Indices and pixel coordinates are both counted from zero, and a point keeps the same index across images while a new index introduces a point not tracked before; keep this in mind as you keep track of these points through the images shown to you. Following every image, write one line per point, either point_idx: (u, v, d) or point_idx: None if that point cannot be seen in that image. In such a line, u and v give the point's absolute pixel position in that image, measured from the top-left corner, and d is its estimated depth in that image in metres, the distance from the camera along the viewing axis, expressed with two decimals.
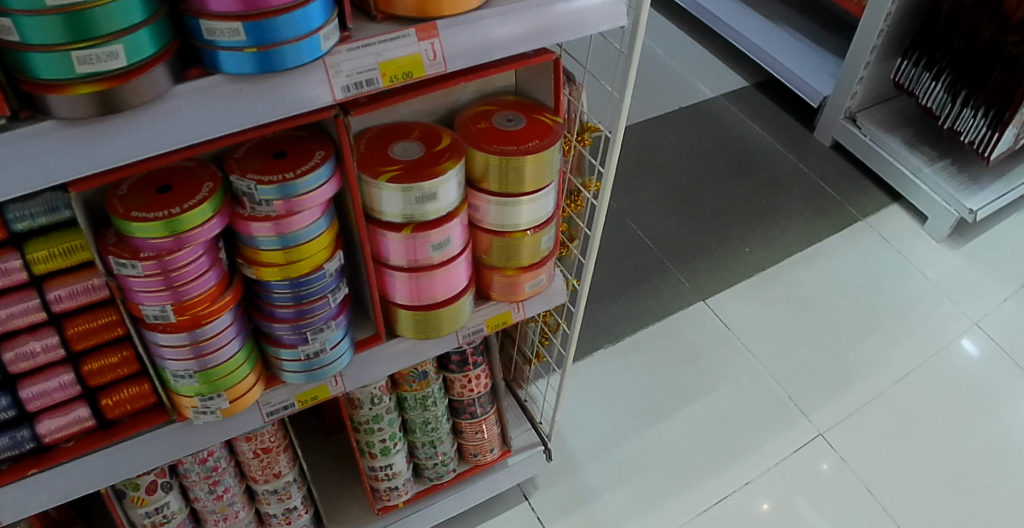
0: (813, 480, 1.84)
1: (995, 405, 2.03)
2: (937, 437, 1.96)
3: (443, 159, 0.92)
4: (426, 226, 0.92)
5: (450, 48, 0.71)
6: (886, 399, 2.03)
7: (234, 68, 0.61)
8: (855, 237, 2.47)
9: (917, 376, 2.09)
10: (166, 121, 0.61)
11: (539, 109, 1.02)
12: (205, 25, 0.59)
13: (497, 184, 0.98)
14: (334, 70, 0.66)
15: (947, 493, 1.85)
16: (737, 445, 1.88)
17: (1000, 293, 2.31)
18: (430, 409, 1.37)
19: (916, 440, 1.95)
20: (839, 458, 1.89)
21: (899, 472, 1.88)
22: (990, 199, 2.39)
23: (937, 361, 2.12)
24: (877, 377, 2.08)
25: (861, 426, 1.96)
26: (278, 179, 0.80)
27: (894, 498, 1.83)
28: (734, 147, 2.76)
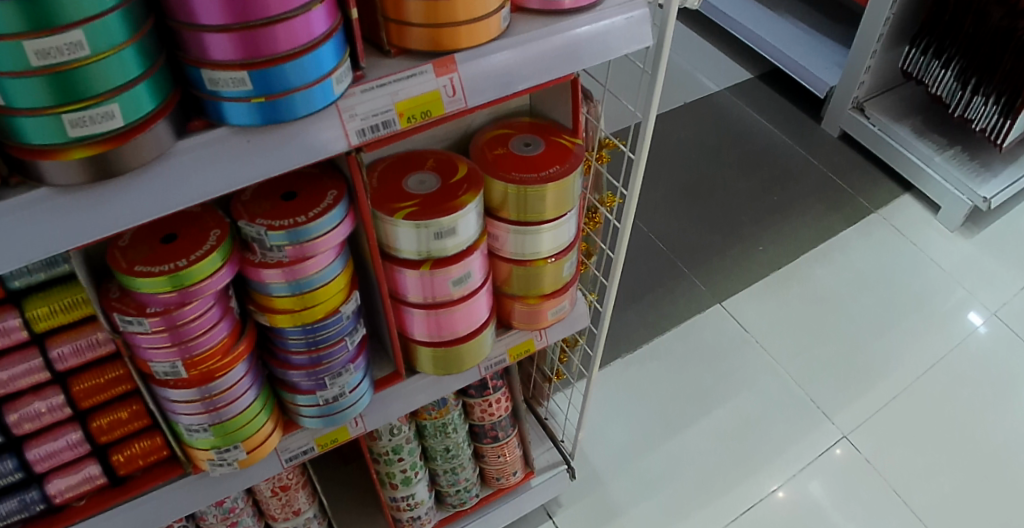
0: (839, 484, 1.79)
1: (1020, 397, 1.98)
2: (963, 433, 1.91)
3: (461, 191, 0.87)
4: (444, 263, 0.87)
5: (470, 82, 0.67)
6: (909, 396, 1.97)
7: (242, 119, 0.57)
8: (869, 231, 2.40)
9: (940, 370, 2.03)
10: (171, 180, 0.57)
11: (557, 130, 0.98)
12: (207, 75, 0.55)
13: (516, 213, 0.93)
14: (348, 114, 0.62)
15: (976, 491, 1.80)
16: (763, 449, 1.84)
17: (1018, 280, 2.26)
18: (451, 435, 1.33)
19: (942, 437, 1.90)
20: (865, 460, 1.83)
21: (926, 471, 1.83)
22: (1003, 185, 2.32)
23: (959, 354, 2.06)
24: (899, 373, 2.03)
25: (886, 425, 1.91)
26: (289, 223, 0.75)
27: (922, 499, 1.78)
28: (741, 142, 2.70)
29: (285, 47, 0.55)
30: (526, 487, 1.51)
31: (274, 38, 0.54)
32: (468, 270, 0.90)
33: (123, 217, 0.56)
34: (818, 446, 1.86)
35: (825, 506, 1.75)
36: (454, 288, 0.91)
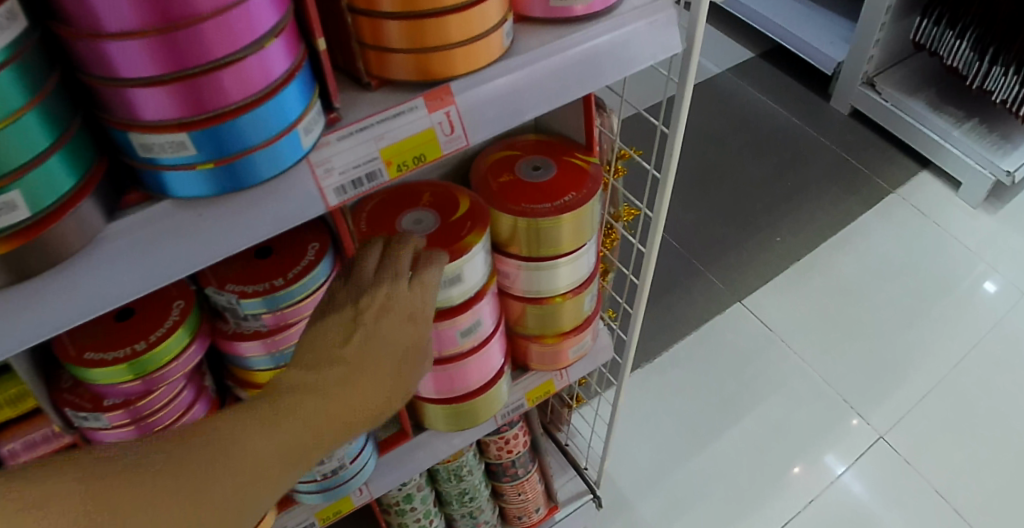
0: (884, 488, 1.60)
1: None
2: (1007, 421, 1.71)
3: (464, 230, 0.75)
4: (449, 314, 0.76)
5: (471, 115, 0.55)
6: (949, 386, 1.76)
7: (189, 191, 0.46)
8: (887, 211, 2.13)
9: (977, 357, 1.81)
10: (104, 272, 0.45)
11: (569, 148, 0.86)
12: (138, 139, 0.43)
13: (528, 248, 0.81)
14: (324, 169, 0.50)
15: None
16: (796, 449, 1.66)
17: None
18: (466, 478, 1.20)
19: (986, 430, 1.69)
20: (904, 462, 1.64)
21: (972, 470, 1.63)
22: None
23: (998, 335, 1.85)
24: (935, 360, 1.81)
25: (926, 420, 1.71)
26: (265, 287, 0.64)
27: (968, 498, 1.59)
28: (754, 118, 2.40)
29: (235, 98, 0.43)
30: (551, 522, 1.41)
31: (221, 86, 0.42)
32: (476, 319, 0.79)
33: (46, 324, 0.44)
34: (857, 447, 1.66)
35: (868, 504, 1.58)
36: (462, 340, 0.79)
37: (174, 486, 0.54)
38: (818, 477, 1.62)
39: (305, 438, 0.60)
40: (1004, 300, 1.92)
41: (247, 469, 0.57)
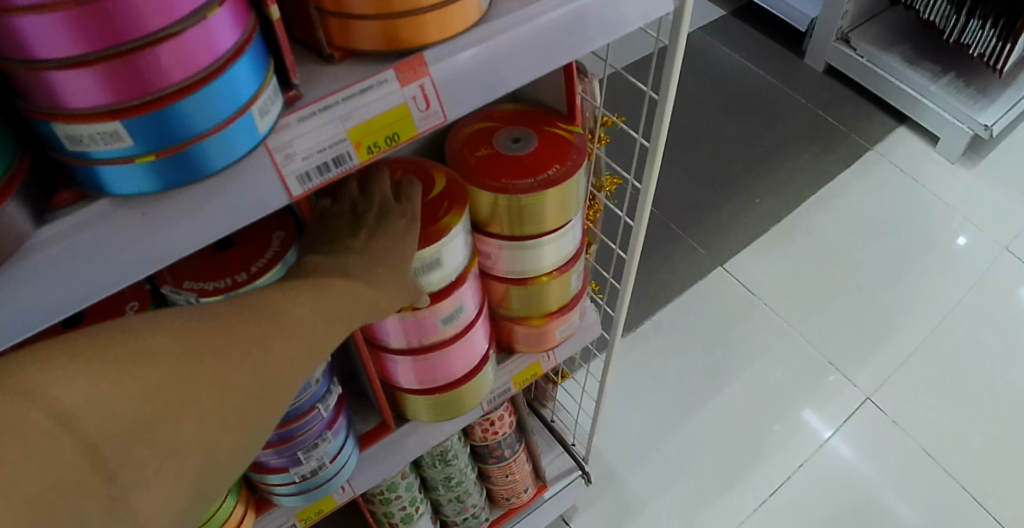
0: (873, 450, 1.60)
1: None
2: (989, 376, 1.71)
3: (441, 210, 0.70)
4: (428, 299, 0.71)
5: (448, 87, 0.50)
6: (932, 345, 1.76)
7: (130, 189, 0.40)
8: (867, 168, 2.11)
9: (958, 315, 1.81)
10: (36, 287, 0.40)
11: (550, 118, 0.81)
12: (64, 130, 0.37)
13: (510, 226, 0.76)
14: (284, 154, 0.45)
15: (1013, 441, 1.62)
16: (780, 408, 1.66)
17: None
18: (451, 463, 1.16)
19: (970, 386, 1.70)
20: (891, 422, 1.63)
21: (957, 427, 1.63)
22: (1004, 110, 2.04)
23: (980, 290, 1.85)
24: (918, 318, 1.80)
25: (910, 379, 1.70)
26: (226, 283, 0.58)
27: (955, 455, 1.59)
28: (730, 75, 2.33)
29: (176, 78, 0.37)
30: (540, 501, 1.38)
31: (161, 64, 0.36)
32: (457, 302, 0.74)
33: None
34: (845, 410, 1.66)
35: (856, 462, 1.58)
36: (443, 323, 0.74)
37: (190, 379, 0.43)
38: (807, 442, 1.61)
39: (314, 329, 0.51)
40: (984, 254, 1.91)
41: (262, 353, 0.47)
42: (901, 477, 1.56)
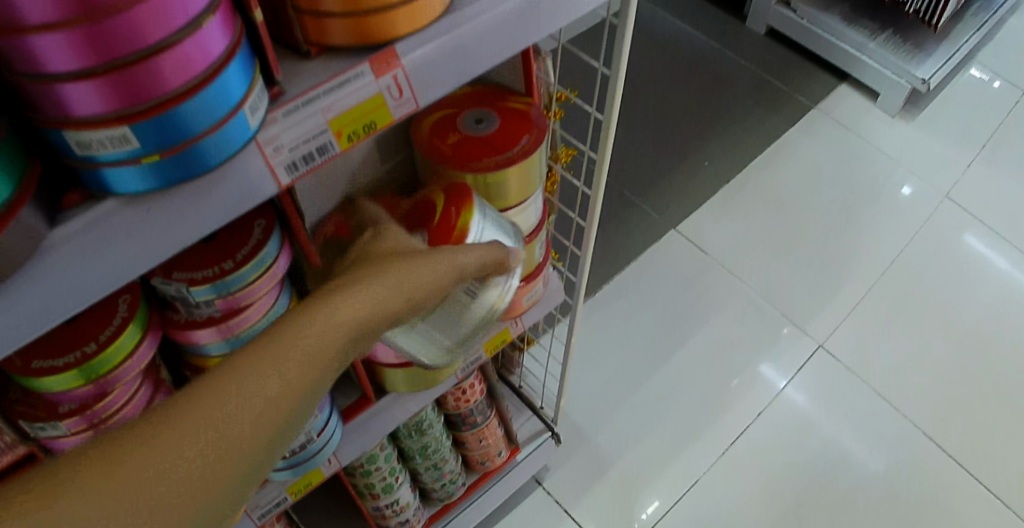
0: (829, 391, 1.71)
1: (982, 277, 1.90)
2: (932, 318, 1.83)
3: (451, 218, 0.72)
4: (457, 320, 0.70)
5: (418, 77, 0.53)
6: (882, 292, 1.86)
7: (135, 187, 0.43)
8: (812, 127, 2.19)
9: (902, 264, 1.91)
10: (52, 285, 0.43)
11: (506, 95, 0.85)
12: (74, 136, 0.40)
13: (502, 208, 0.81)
14: (272, 148, 0.48)
15: (955, 375, 1.74)
16: (737, 357, 1.75)
17: (965, 157, 2.13)
18: (427, 432, 1.21)
19: (914, 328, 1.81)
20: (845, 368, 1.74)
21: (903, 367, 1.75)
22: (940, 64, 2.15)
23: (921, 238, 1.96)
24: (864, 267, 1.91)
25: (859, 326, 1.81)
26: (212, 274, 0.62)
27: (904, 394, 1.71)
28: (676, 40, 2.37)
29: (175, 85, 0.40)
30: (513, 464, 1.44)
31: (160, 74, 0.39)
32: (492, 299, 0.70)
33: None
34: (800, 359, 1.75)
35: (811, 407, 1.68)
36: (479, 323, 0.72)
37: None
38: (765, 391, 1.70)
39: None
40: (924, 202, 2.02)
41: None
42: (853, 416, 1.67)
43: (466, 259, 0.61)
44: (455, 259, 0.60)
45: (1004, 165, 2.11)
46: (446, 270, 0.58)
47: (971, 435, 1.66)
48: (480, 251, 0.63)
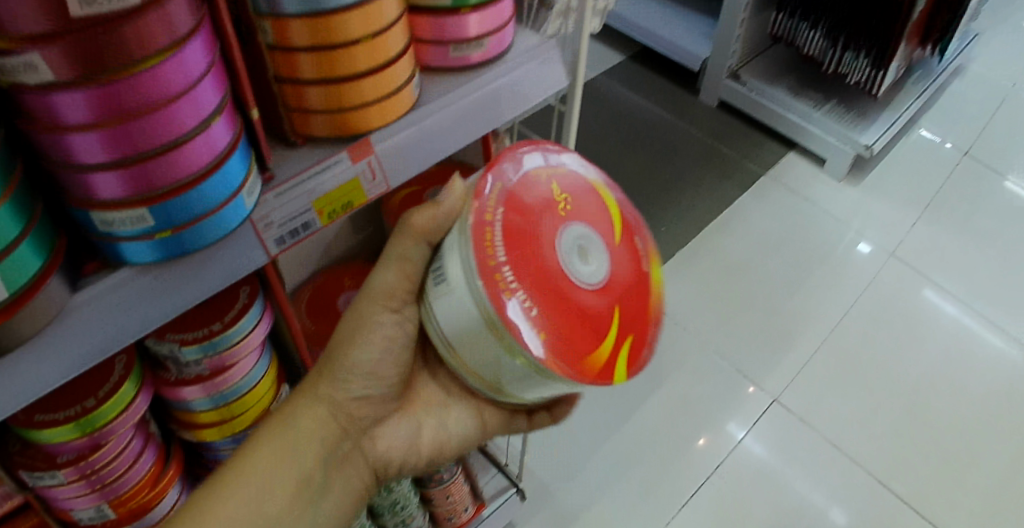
0: (791, 445, 1.57)
1: (934, 327, 1.72)
2: (935, 388, 1.63)
3: None
4: (459, 319, 0.57)
5: (390, 162, 0.62)
6: (834, 354, 1.69)
7: (146, 257, 0.50)
8: (763, 191, 2.00)
9: (852, 320, 1.74)
10: (72, 342, 0.49)
11: (466, 172, 0.95)
12: (98, 216, 0.47)
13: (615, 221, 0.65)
14: (264, 224, 0.56)
15: (965, 452, 1.55)
16: (696, 414, 1.61)
17: (908, 216, 1.92)
18: (395, 489, 1.24)
19: (915, 401, 1.62)
20: (833, 444, 1.56)
21: (898, 444, 1.56)
22: (884, 131, 1.94)
23: (907, 297, 1.78)
24: (819, 325, 1.74)
25: (843, 396, 1.63)
26: (203, 334, 0.69)
27: (901, 472, 1.52)
28: (643, 90, 2.21)
29: (186, 173, 0.48)
30: (480, 520, 1.42)
31: (174, 165, 0.47)
32: (456, 271, 0.57)
33: (17, 396, 0.47)
34: (755, 413, 1.61)
35: (770, 462, 1.54)
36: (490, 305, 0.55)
37: None
38: (718, 445, 1.57)
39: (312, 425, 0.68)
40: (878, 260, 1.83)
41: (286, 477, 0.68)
42: (814, 473, 1.52)
43: (392, 255, 0.66)
44: (385, 266, 0.67)
45: (947, 220, 1.92)
46: (381, 285, 0.67)
47: (947, 494, 1.49)
48: (404, 237, 0.65)
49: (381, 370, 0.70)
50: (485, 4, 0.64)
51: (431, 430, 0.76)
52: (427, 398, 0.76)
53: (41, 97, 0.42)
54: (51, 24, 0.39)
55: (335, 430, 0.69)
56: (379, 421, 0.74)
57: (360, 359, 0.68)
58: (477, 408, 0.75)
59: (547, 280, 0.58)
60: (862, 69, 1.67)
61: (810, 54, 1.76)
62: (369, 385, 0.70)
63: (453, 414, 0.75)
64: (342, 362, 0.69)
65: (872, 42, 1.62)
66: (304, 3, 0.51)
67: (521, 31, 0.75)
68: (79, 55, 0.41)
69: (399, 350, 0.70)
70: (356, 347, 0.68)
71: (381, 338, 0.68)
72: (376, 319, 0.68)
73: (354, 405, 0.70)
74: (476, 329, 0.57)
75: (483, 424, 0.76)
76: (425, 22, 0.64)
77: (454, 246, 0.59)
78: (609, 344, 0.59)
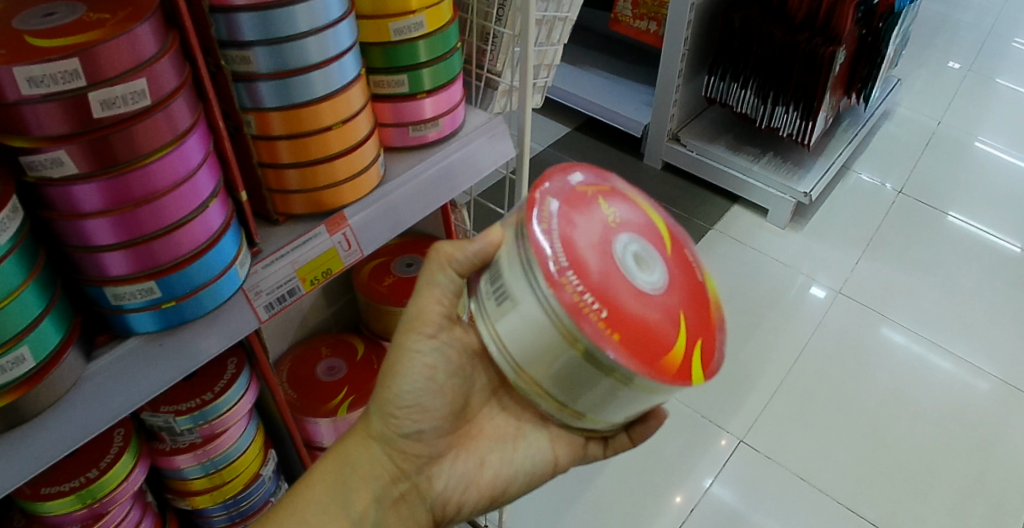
0: (767, 479, 1.41)
1: (886, 355, 1.64)
2: (893, 409, 1.53)
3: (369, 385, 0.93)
4: (530, 333, 0.53)
5: (363, 232, 0.70)
6: (788, 394, 1.55)
7: (151, 327, 0.56)
8: (710, 245, 1.89)
9: (809, 356, 1.63)
10: (87, 407, 0.54)
11: (428, 242, 1.04)
12: (110, 291, 0.53)
13: (667, 236, 0.61)
14: (254, 292, 0.63)
15: (949, 468, 1.44)
16: (663, 473, 1.40)
17: (851, 255, 1.87)
18: None
19: (883, 422, 1.51)
20: (795, 476, 1.41)
21: (867, 468, 1.43)
22: (820, 175, 1.92)
23: (869, 327, 1.70)
24: (776, 361, 1.62)
25: (812, 423, 1.50)
26: (195, 404, 0.74)
27: (873, 495, 1.39)
28: (582, 146, 2.24)
29: (186, 249, 0.54)
30: None
31: (176, 243, 0.53)
32: (530, 282, 0.53)
33: (39, 458, 0.52)
34: (720, 456, 1.44)
35: (740, 507, 1.36)
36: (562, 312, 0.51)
37: None
38: (689, 493, 1.37)
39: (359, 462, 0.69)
40: (831, 304, 1.74)
41: None
42: (782, 515, 1.35)
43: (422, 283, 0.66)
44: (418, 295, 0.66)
45: (891, 258, 1.87)
46: (416, 310, 0.66)
47: (914, 513, 1.36)
48: (435, 264, 0.65)
49: (427, 404, 0.68)
50: (439, 89, 0.73)
51: (494, 466, 0.71)
52: (493, 430, 0.72)
53: (61, 188, 0.48)
54: (70, 128, 0.45)
55: (387, 470, 0.68)
56: (437, 460, 0.71)
57: (403, 391, 0.67)
58: (550, 439, 0.70)
59: (615, 277, 0.54)
60: (792, 122, 1.80)
61: (743, 112, 1.89)
62: (419, 422, 0.68)
63: (523, 448, 0.71)
64: (387, 398, 0.67)
65: (798, 96, 1.76)
66: (281, 99, 0.59)
67: (471, 110, 0.85)
68: (94, 153, 0.47)
69: (442, 381, 0.67)
70: (398, 378, 0.67)
71: (421, 368, 0.66)
72: (412, 347, 0.66)
73: (405, 441, 0.68)
74: (552, 337, 0.52)
75: (557, 456, 0.70)
76: (385, 108, 0.73)
77: (512, 259, 0.55)
78: (684, 347, 0.54)
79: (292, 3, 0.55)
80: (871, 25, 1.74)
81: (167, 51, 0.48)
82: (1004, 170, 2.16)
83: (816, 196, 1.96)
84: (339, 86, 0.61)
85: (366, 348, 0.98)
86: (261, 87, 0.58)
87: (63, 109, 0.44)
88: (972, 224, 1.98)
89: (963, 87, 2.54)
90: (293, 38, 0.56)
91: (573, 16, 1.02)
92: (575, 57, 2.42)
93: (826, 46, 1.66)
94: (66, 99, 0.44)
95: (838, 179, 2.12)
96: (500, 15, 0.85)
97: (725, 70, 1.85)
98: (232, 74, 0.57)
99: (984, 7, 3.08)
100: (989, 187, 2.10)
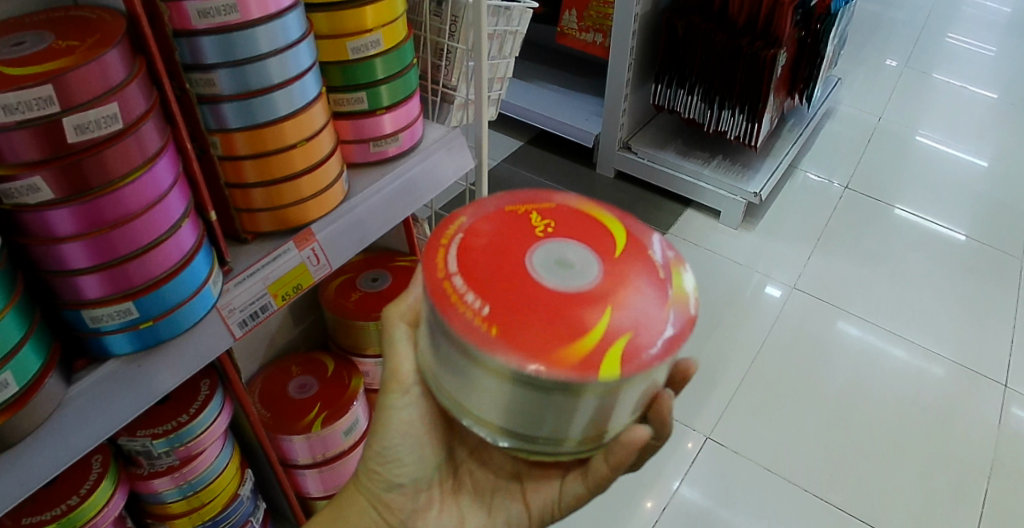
0: (734, 471, 1.45)
1: (842, 344, 1.70)
2: (850, 395, 1.60)
3: (345, 378, 0.97)
4: (500, 398, 0.52)
5: (331, 247, 0.72)
6: (751, 389, 1.60)
7: (129, 348, 0.57)
8: None
9: (768, 351, 1.68)
10: (70, 430, 0.55)
11: (391, 257, 1.06)
12: (87, 314, 0.54)
13: (542, 224, 0.59)
14: (228, 311, 0.64)
15: (910, 446, 1.51)
16: (635, 476, 1.43)
17: (804, 251, 1.94)
18: None
19: (843, 410, 1.57)
20: (761, 467, 1.46)
21: (830, 455, 1.48)
22: (768, 175, 1.99)
23: (822, 318, 1.76)
24: (737, 357, 1.67)
25: (774, 416, 1.55)
26: (171, 426, 0.74)
27: (838, 480, 1.44)
28: (535, 159, 2.28)
29: (160, 270, 0.55)
30: None
31: (147, 265, 0.54)
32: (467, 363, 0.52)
33: (26, 483, 0.53)
34: (688, 456, 1.47)
35: (710, 505, 1.39)
36: (523, 364, 0.49)
37: None
38: (659, 494, 1.41)
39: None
40: (786, 300, 1.80)
41: None
42: (750, 509, 1.39)
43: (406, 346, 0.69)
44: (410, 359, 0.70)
45: (841, 252, 1.94)
46: (391, 368, 0.67)
47: (879, 497, 1.42)
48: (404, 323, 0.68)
49: (404, 456, 0.70)
50: (397, 104, 0.76)
51: (476, 520, 0.70)
52: (472, 483, 0.72)
53: (37, 214, 0.49)
54: (43, 153, 0.46)
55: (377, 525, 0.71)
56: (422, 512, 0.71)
57: (386, 447, 0.69)
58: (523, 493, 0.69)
59: (533, 305, 0.52)
60: (738, 125, 1.87)
61: (691, 117, 1.95)
62: (404, 474, 0.70)
63: (500, 503, 0.70)
64: (372, 454, 0.70)
65: (743, 99, 1.82)
66: (245, 118, 0.61)
67: (428, 124, 0.87)
68: (68, 178, 0.48)
69: (420, 431, 0.69)
70: (381, 436, 0.69)
71: (399, 422, 0.68)
72: (391, 405, 0.68)
73: (390, 496, 0.71)
74: (523, 394, 0.51)
75: (529, 509, 0.68)
76: (346, 125, 0.75)
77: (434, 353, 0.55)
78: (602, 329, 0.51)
79: (253, 26, 0.57)
80: (810, 27, 1.82)
81: (136, 76, 0.50)
82: (944, 161, 2.26)
83: (765, 195, 2.03)
84: (301, 105, 0.63)
85: (336, 364, 0.98)
86: (225, 108, 0.60)
87: (35, 135, 0.45)
88: (916, 214, 2.07)
89: (901, 84, 2.65)
90: (256, 59, 0.58)
91: (523, 30, 1.05)
92: (526, 72, 2.46)
93: (768, 49, 1.72)
94: (40, 125, 0.45)
95: (786, 178, 2.19)
96: (453, 30, 0.87)
97: (672, 77, 1.91)
98: (197, 96, 0.59)
99: (916, 5, 3.23)
100: (930, 178, 2.19)
